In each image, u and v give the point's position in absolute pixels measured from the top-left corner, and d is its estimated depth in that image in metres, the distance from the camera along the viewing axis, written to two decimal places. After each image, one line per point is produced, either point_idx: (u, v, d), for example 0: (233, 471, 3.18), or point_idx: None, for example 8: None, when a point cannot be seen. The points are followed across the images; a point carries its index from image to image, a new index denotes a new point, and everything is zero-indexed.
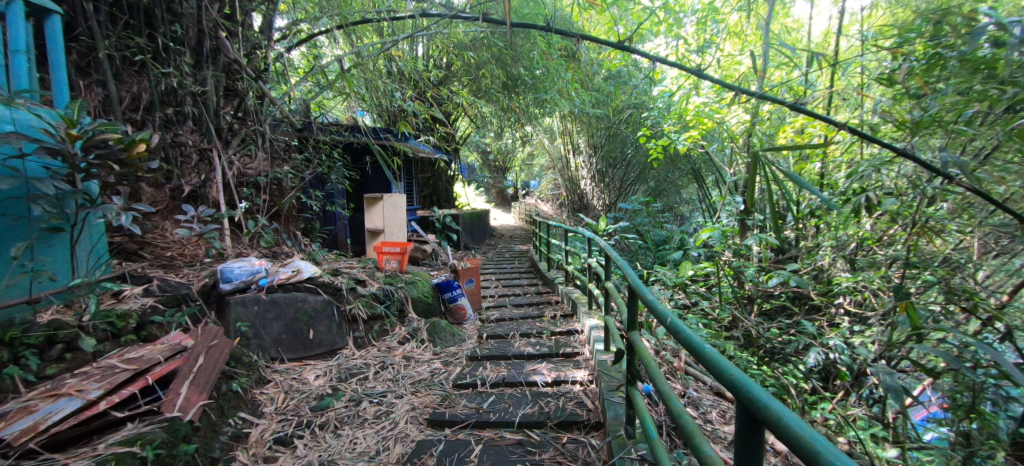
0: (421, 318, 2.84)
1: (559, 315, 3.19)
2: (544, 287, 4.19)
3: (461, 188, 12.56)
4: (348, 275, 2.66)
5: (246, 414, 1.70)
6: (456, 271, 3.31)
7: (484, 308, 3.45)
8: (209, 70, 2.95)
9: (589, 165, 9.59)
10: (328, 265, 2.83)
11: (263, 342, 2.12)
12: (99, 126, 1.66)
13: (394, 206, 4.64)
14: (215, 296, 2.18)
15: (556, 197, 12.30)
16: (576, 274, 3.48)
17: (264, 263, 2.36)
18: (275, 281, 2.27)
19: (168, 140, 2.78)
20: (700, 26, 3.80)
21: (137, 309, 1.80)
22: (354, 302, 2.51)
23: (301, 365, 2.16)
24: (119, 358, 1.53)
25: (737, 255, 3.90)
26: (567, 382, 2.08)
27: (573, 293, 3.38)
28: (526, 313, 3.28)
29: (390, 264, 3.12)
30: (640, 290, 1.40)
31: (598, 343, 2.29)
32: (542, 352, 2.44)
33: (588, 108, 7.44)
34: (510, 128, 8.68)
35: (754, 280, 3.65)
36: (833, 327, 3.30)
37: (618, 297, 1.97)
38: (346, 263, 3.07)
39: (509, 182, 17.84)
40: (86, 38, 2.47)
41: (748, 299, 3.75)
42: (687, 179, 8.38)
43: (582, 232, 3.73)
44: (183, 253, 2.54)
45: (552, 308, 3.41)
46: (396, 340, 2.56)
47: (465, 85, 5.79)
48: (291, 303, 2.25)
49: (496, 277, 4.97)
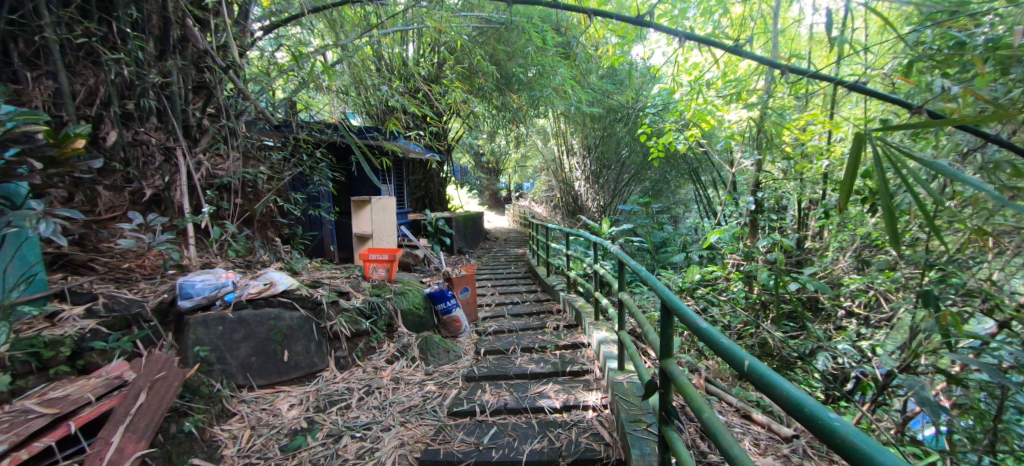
0: (412, 333, 2.57)
1: (562, 325, 2.95)
2: (543, 294, 3.94)
3: (453, 190, 12.29)
4: (330, 287, 2.39)
5: (201, 461, 1.47)
6: (450, 279, 3.05)
7: (480, 318, 3.19)
8: (175, 61, 2.65)
9: (584, 167, 9.37)
10: (308, 276, 2.56)
11: (229, 368, 1.85)
12: (17, 117, 1.35)
13: (383, 209, 4.37)
14: (174, 316, 1.90)
15: (550, 199, 12.07)
16: (580, 281, 3.24)
17: (232, 274, 2.08)
18: (244, 296, 1.99)
19: (127, 139, 2.49)
20: (706, 15, 3.57)
21: (73, 335, 1.53)
22: (336, 318, 2.23)
23: (273, 393, 1.89)
24: (37, 399, 1.27)
25: (747, 258, 3.69)
26: (578, 408, 1.84)
27: (576, 301, 3.15)
28: (526, 324, 3.02)
29: (377, 273, 2.82)
30: (679, 310, 1.17)
31: (611, 360, 2.05)
32: (547, 371, 2.18)
33: (584, 107, 7.22)
34: (503, 128, 8.43)
35: (767, 285, 3.43)
36: (841, 331, 3.16)
37: (640, 312, 1.74)
38: (329, 272, 2.80)
39: (502, 184, 17.60)
40: (29, 21, 2.14)
41: (761, 305, 3.53)
42: (684, 179, 8.19)
43: (583, 235, 3.49)
44: (142, 264, 2.27)
45: (554, 318, 3.17)
46: (384, 359, 2.30)
47: (456, 83, 5.56)
48: (264, 322, 1.98)
49: (492, 283, 4.72)
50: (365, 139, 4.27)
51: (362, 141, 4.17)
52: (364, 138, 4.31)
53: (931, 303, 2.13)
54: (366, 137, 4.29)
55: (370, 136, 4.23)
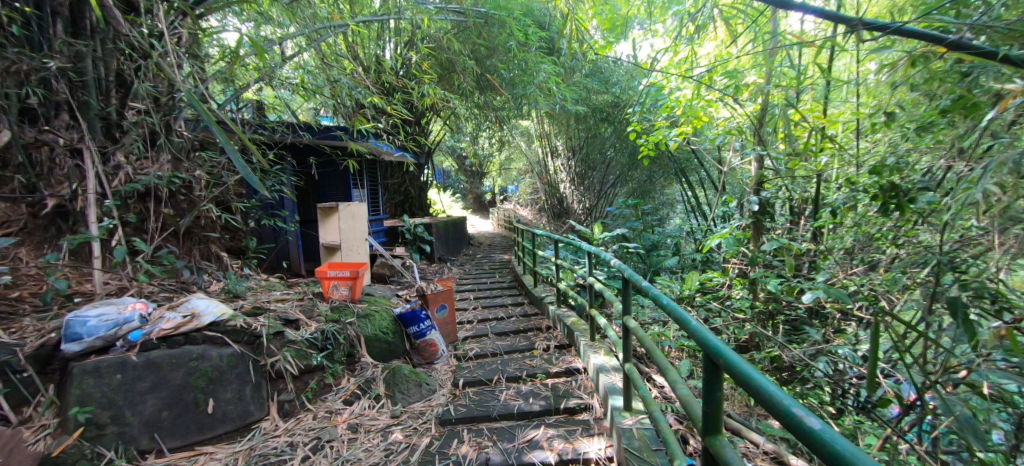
0: (378, 364, 2.18)
1: (552, 346, 2.59)
2: (530, 307, 3.58)
3: (435, 193, 11.88)
4: (274, 314, 1.98)
5: None
6: (425, 296, 2.67)
7: (461, 339, 2.82)
8: (82, 43, 2.18)
9: (568, 168, 9.04)
10: (251, 300, 2.14)
11: (129, 429, 1.46)
12: None
13: (352, 216, 3.96)
14: (58, 363, 1.48)
15: (534, 201, 11.76)
16: (572, 293, 2.89)
17: (142, 305, 1.65)
18: (154, 333, 1.57)
19: (23, 139, 2.06)
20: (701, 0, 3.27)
21: None
22: (279, 354, 1.83)
23: (190, 458, 1.50)
24: None
25: (750, 263, 3.41)
26: (577, 462, 1.49)
27: (567, 316, 2.80)
28: (512, 345, 2.65)
29: (338, 292, 2.43)
30: (744, 379, 0.87)
31: (615, 397, 1.71)
32: (538, 408, 1.83)
33: (568, 105, 6.90)
34: (484, 129, 8.06)
35: (774, 293, 3.14)
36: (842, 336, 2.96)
37: (651, 343, 1.42)
38: (280, 293, 2.39)
39: (486, 187, 17.23)
40: None
41: (767, 315, 3.23)
42: (672, 178, 7.95)
43: (573, 241, 3.14)
44: (34, 294, 1.84)
45: (543, 336, 2.80)
46: (341, 400, 1.91)
47: (432, 81, 5.20)
48: (181, 365, 1.58)
49: (475, 294, 4.34)
50: (329, 140, 3.88)
51: (325, 142, 3.78)
52: (328, 138, 3.92)
53: (956, 313, 1.82)
54: (329, 137, 3.90)
55: (335, 137, 3.83)
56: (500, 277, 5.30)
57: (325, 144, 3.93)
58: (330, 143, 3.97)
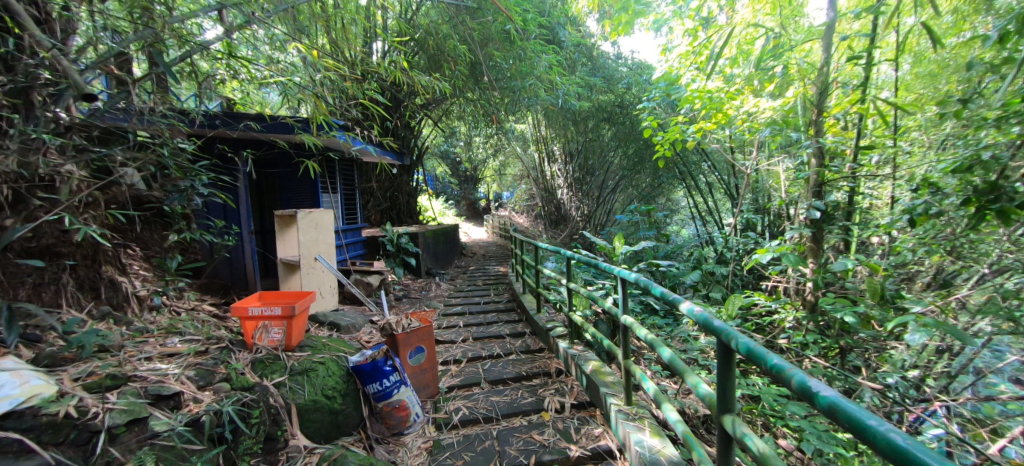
0: (314, 450, 1.47)
1: (568, 404, 1.90)
2: (532, 337, 2.88)
3: (425, 200, 11.14)
4: (137, 388, 1.27)
5: None
6: (394, 336, 1.96)
7: (443, 391, 2.11)
8: None
9: (565, 173, 8.39)
10: (118, 359, 1.42)
11: None
12: None
13: (315, 226, 3.25)
14: None
15: (530, 208, 11.09)
16: (590, 329, 2.19)
17: None
18: None
19: None
20: None
21: None
22: (130, 462, 1.12)
23: None
24: None
25: (807, 285, 2.74)
26: None
27: (585, 360, 2.10)
28: (513, 403, 1.94)
29: (268, 336, 1.71)
30: None
31: None
32: None
33: (569, 103, 6.24)
34: (477, 130, 7.36)
35: (844, 324, 2.47)
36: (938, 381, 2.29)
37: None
38: (180, 341, 1.68)
39: (479, 194, 16.56)
40: None
41: (836, 351, 2.54)
42: (680, 182, 7.30)
43: (587, 257, 2.45)
44: None
45: (552, 387, 2.10)
46: None
47: (416, 71, 4.53)
48: None
49: (465, 318, 3.62)
50: (281, 132, 3.32)
51: (276, 135, 3.20)
52: (285, 132, 3.30)
53: None
54: (282, 130, 3.34)
55: (288, 129, 3.26)
56: (495, 294, 4.59)
57: (277, 138, 3.38)
58: (284, 137, 3.42)
